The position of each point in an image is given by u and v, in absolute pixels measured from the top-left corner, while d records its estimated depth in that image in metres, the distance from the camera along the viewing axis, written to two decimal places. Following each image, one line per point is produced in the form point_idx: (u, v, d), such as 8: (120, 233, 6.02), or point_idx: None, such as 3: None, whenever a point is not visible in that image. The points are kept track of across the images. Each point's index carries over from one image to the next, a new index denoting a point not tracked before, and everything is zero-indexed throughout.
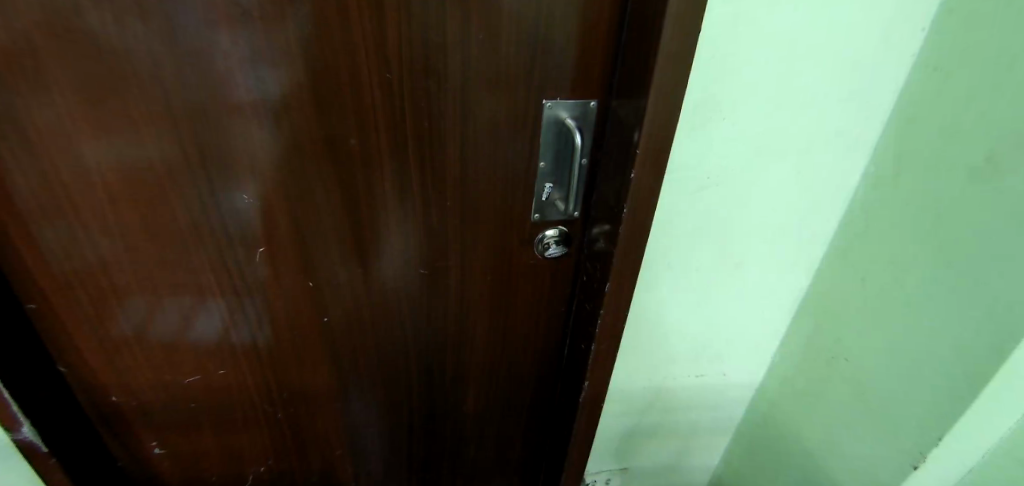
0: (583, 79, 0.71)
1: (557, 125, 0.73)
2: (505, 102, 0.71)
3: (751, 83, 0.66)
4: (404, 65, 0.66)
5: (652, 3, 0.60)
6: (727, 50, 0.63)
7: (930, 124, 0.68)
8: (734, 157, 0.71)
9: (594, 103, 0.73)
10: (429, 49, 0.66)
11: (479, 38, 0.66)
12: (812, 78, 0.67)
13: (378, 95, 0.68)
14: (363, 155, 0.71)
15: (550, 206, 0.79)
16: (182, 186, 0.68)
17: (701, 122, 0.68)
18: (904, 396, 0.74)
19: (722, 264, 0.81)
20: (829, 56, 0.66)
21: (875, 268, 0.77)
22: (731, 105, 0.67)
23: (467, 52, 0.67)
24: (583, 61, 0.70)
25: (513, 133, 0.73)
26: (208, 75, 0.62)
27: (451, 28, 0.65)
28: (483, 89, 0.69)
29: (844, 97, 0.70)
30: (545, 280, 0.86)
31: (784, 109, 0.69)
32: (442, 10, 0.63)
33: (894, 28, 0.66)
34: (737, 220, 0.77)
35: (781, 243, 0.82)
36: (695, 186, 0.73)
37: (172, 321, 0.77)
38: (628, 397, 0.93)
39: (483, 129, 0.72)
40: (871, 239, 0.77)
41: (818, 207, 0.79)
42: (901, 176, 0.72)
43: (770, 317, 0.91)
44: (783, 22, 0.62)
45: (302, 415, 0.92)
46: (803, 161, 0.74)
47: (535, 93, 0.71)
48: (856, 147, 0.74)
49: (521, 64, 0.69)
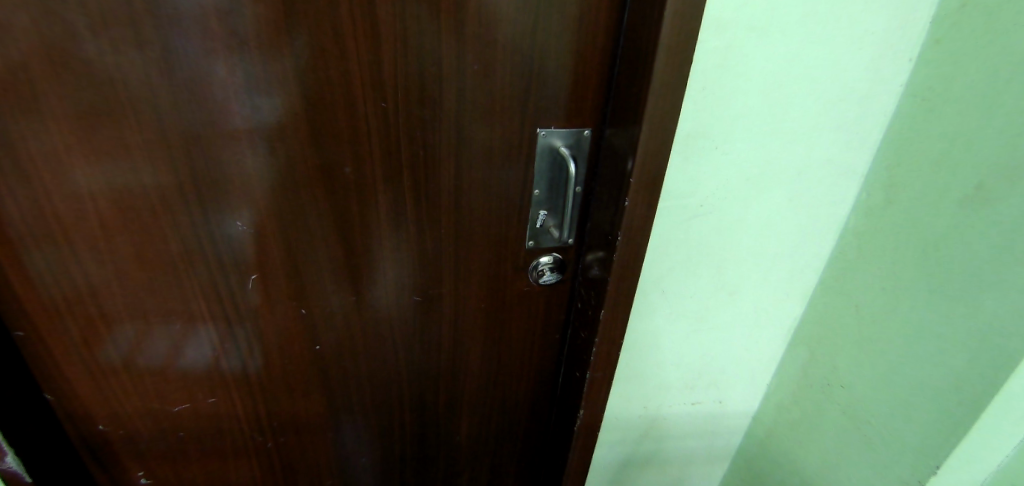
0: (577, 109, 0.72)
1: (551, 153, 0.74)
2: (500, 131, 0.71)
3: (742, 114, 0.67)
4: (399, 95, 0.67)
5: (643, 36, 0.62)
6: (719, 81, 0.64)
7: (918, 155, 0.69)
8: (727, 187, 0.72)
9: (588, 132, 0.73)
10: (424, 79, 0.67)
11: (474, 69, 0.67)
12: (803, 109, 0.68)
13: (373, 124, 0.68)
14: (357, 183, 0.71)
15: (544, 233, 0.79)
16: (175, 214, 0.68)
17: (693, 152, 0.68)
18: (900, 424, 0.74)
19: (716, 292, 0.81)
20: (819, 87, 0.67)
21: (868, 296, 0.77)
22: (724, 135, 0.68)
23: (462, 82, 0.67)
24: (577, 92, 0.71)
25: (507, 161, 0.73)
26: (204, 103, 0.63)
27: (446, 59, 0.66)
28: (478, 118, 0.70)
29: (835, 128, 0.71)
30: (540, 307, 0.86)
31: (775, 140, 0.70)
32: (437, 42, 0.65)
33: (881, 62, 0.67)
34: (730, 248, 0.77)
35: (775, 271, 0.82)
36: (688, 215, 0.73)
37: (161, 349, 0.76)
38: (622, 426, 0.92)
39: (477, 158, 0.72)
40: (863, 267, 0.77)
41: (811, 236, 0.80)
42: (892, 205, 0.73)
43: (766, 346, 0.91)
44: (773, 55, 0.64)
45: (291, 445, 0.90)
46: (795, 190, 0.75)
47: (530, 122, 0.71)
48: (847, 177, 0.75)
49: (515, 94, 0.69)
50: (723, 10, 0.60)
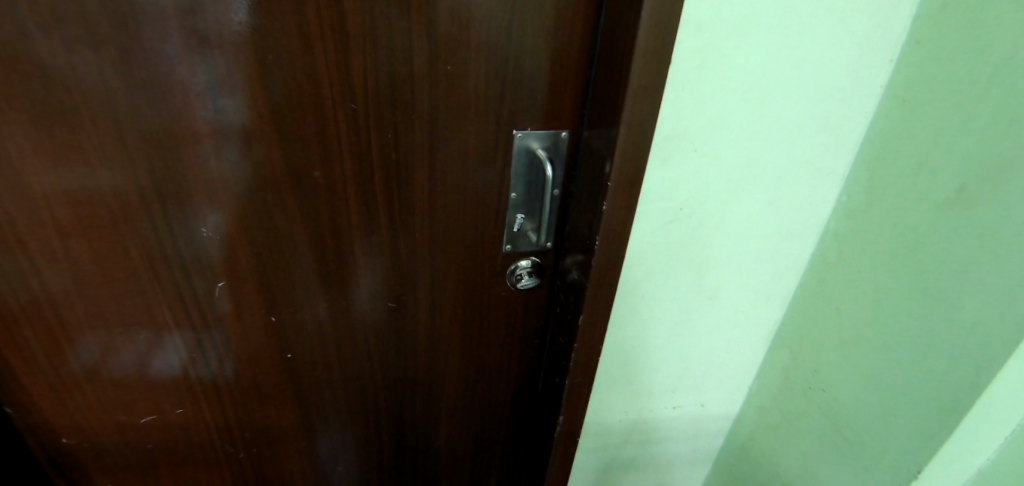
0: (554, 111, 0.70)
1: (528, 155, 0.72)
2: (474, 133, 0.69)
3: (722, 116, 0.65)
4: (370, 96, 0.65)
5: (621, 38, 0.60)
6: (697, 83, 0.63)
7: (898, 157, 0.69)
8: (707, 190, 0.71)
9: (565, 133, 0.71)
10: (395, 80, 0.64)
11: (447, 70, 0.65)
12: (783, 112, 0.67)
13: (343, 126, 0.66)
14: (328, 186, 0.69)
15: (522, 237, 0.77)
16: (137, 220, 0.65)
17: (672, 155, 0.67)
18: (881, 427, 0.74)
19: (696, 296, 0.80)
20: (799, 87, 0.66)
21: (850, 299, 0.76)
22: (703, 137, 0.67)
23: (434, 83, 0.65)
24: (554, 93, 0.69)
25: (483, 163, 0.71)
26: (164, 105, 0.60)
27: (418, 60, 0.64)
28: (452, 120, 0.68)
29: (815, 130, 0.70)
30: (518, 312, 0.84)
31: (756, 143, 0.69)
32: (409, 42, 0.63)
33: (862, 64, 0.66)
34: (710, 251, 0.76)
35: (755, 275, 0.81)
36: (667, 218, 0.71)
37: (126, 359, 0.73)
38: (603, 431, 0.91)
39: (452, 160, 0.70)
40: (844, 271, 0.77)
41: (791, 238, 0.78)
42: (874, 207, 0.72)
43: (747, 350, 0.90)
44: (753, 57, 0.62)
45: (265, 455, 0.88)
46: (775, 193, 0.73)
47: (505, 124, 0.69)
48: (827, 179, 0.74)
49: (490, 96, 0.67)
50: (701, 10, 0.58)
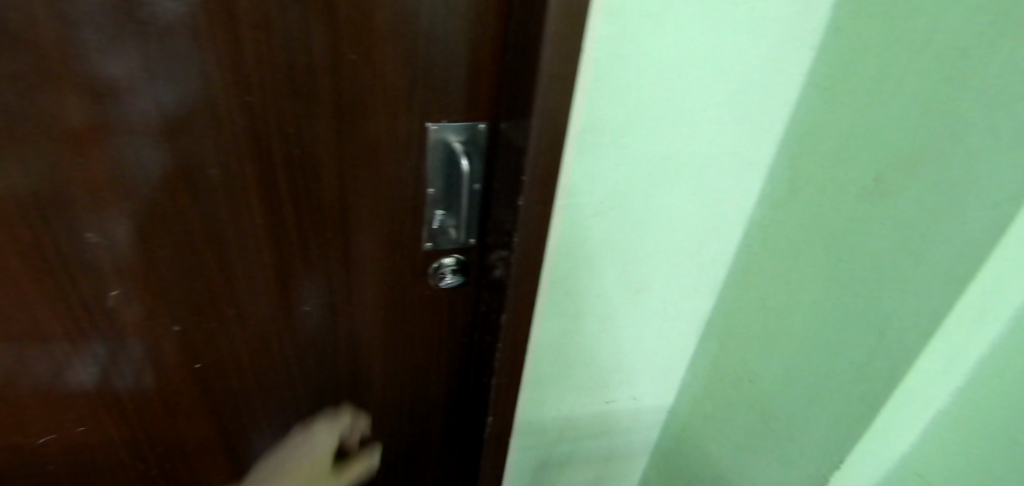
0: (469, 102, 0.67)
1: (444, 149, 0.68)
2: (385, 127, 0.66)
3: (641, 107, 0.64)
4: (267, 88, 0.60)
5: (531, 24, 0.57)
6: (614, 73, 0.60)
7: (818, 146, 0.68)
8: (629, 183, 0.69)
9: (482, 125, 0.68)
10: (294, 70, 0.60)
11: (351, 59, 0.61)
12: (703, 102, 0.66)
13: (239, 120, 0.61)
14: (226, 185, 0.64)
15: (442, 234, 0.74)
16: (6, 226, 0.59)
17: (591, 147, 0.65)
18: (806, 416, 0.74)
19: (624, 290, 0.79)
20: (719, 76, 0.64)
21: (774, 289, 0.76)
22: (623, 129, 0.64)
23: (338, 74, 0.61)
24: (468, 83, 0.65)
25: (395, 158, 0.68)
26: (27, 98, 0.54)
27: (319, 49, 0.59)
28: (360, 113, 0.64)
29: (736, 120, 0.68)
30: (443, 312, 0.81)
31: (677, 134, 0.67)
32: (307, 30, 0.58)
33: (783, 53, 0.65)
34: (636, 245, 0.75)
35: (682, 267, 0.80)
36: (590, 213, 0.70)
37: (11, 375, 0.67)
38: (536, 430, 0.89)
39: (363, 156, 0.67)
40: (767, 261, 0.77)
41: (716, 230, 0.78)
42: (795, 197, 0.72)
43: (677, 342, 0.89)
44: (670, 46, 0.60)
45: (180, 469, 0.83)
46: (698, 184, 0.72)
47: (418, 117, 0.66)
48: (749, 170, 0.73)
49: (399, 87, 0.64)
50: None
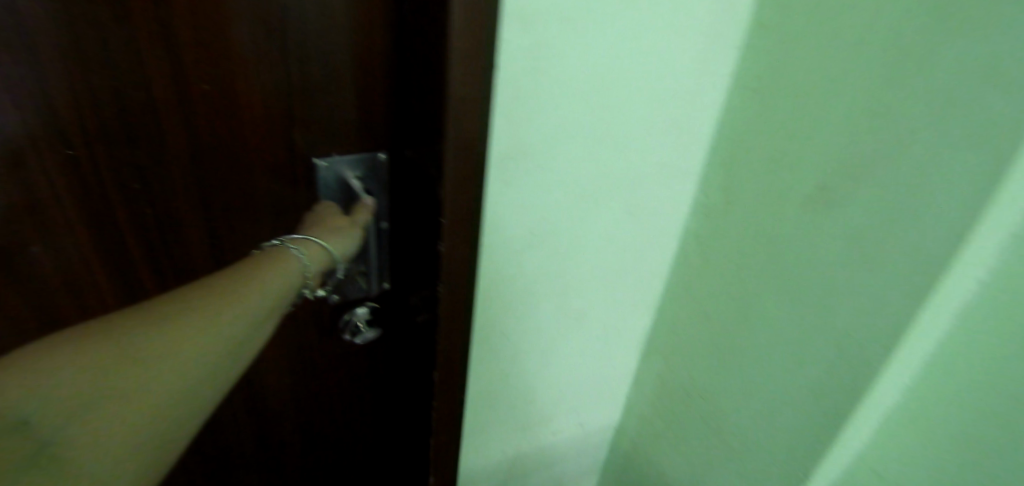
0: (362, 130, 0.56)
1: (340, 187, 0.58)
2: (261, 169, 0.54)
3: (564, 126, 0.55)
4: (95, 136, 0.47)
5: (424, 39, 0.47)
6: (532, 90, 0.52)
7: (753, 148, 0.62)
8: (559, 210, 0.61)
9: (383, 155, 0.58)
10: (128, 111, 0.47)
11: (204, 89, 0.49)
12: (631, 113, 0.59)
13: (61, 182, 0.48)
14: (58, 262, 0.51)
15: (349, 284, 0.63)
16: None
17: (513, 176, 0.56)
18: (760, 437, 0.69)
19: (563, 321, 0.71)
20: (645, 83, 0.57)
21: (716, 302, 0.71)
22: (544, 151, 0.56)
23: (190, 110, 0.49)
24: (358, 109, 0.55)
25: (280, 206, 0.57)
26: None
27: (157, 81, 0.47)
28: (226, 156, 0.53)
29: (664, 130, 0.62)
30: (361, 365, 0.72)
31: (605, 151, 0.60)
32: (137, 58, 0.46)
33: (710, 52, 0.59)
34: (572, 274, 0.67)
35: (619, 290, 0.74)
36: (518, 247, 0.61)
37: None
38: (480, 474, 0.82)
39: (236, 205, 0.55)
40: (705, 273, 0.71)
41: (652, 246, 0.72)
42: (732, 206, 0.66)
43: (620, 361, 0.84)
44: (592, 55, 0.52)
45: None
46: (631, 202, 0.66)
47: (301, 152, 0.55)
48: (682, 179, 0.68)
49: (272, 119, 0.53)
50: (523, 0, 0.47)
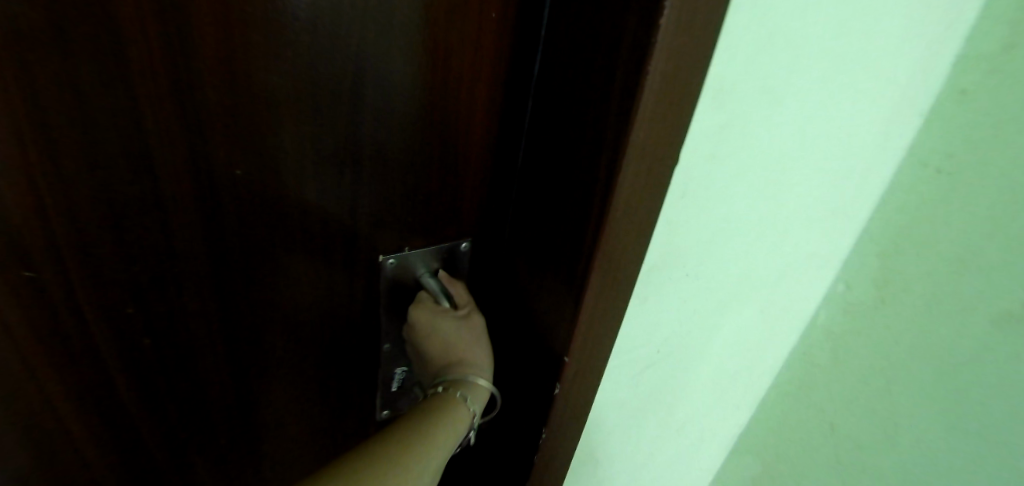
0: (444, 217, 0.42)
1: (408, 286, 0.44)
2: (309, 273, 0.39)
3: (727, 220, 0.40)
4: (71, 250, 0.31)
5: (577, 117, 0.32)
6: (705, 180, 0.36)
7: (927, 241, 0.49)
8: (694, 318, 0.46)
9: (466, 244, 0.44)
10: (122, 210, 0.31)
11: (239, 173, 0.33)
12: (794, 198, 0.45)
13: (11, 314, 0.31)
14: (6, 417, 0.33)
15: (403, 396, 0.50)
16: None
17: (657, 289, 0.40)
18: None
19: (663, 433, 0.57)
20: (816, 166, 0.44)
21: (843, 411, 0.59)
22: (697, 255, 0.41)
23: (214, 203, 0.33)
24: (445, 189, 0.40)
25: (330, 315, 0.42)
26: None
27: (169, 164, 0.31)
28: (263, 258, 0.37)
29: (821, 217, 0.49)
30: None
31: (757, 246, 0.46)
32: (140, 133, 0.30)
33: (895, 118, 0.46)
34: (685, 384, 0.53)
35: (728, 392, 0.61)
36: (640, 367, 0.46)
37: None
38: None
39: (273, 320, 0.40)
40: (830, 375, 0.60)
41: (773, 343, 0.59)
42: (885, 305, 0.54)
43: (708, 458, 0.72)
44: (778, 130, 0.38)
45: None
46: (767, 300, 0.53)
47: (364, 249, 0.40)
48: (822, 269, 0.55)
49: (330, 206, 0.37)
50: (734, 54, 0.31)
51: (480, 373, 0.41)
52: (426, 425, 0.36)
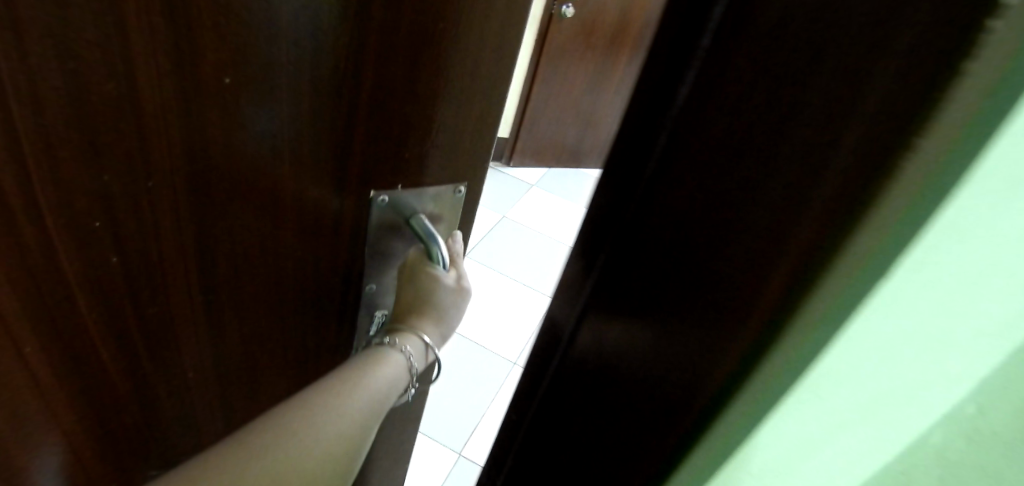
0: (439, 153, 0.41)
1: (401, 230, 0.43)
2: (292, 200, 0.37)
3: (882, 357, 0.23)
4: (39, 154, 0.27)
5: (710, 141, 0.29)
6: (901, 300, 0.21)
7: None
8: (777, 469, 0.29)
9: (462, 189, 0.45)
10: (101, 113, 0.27)
11: (228, 80, 0.30)
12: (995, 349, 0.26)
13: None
14: None
15: None
16: None
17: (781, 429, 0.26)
18: None
19: None
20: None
21: None
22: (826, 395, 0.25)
23: (197, 113, 0.30)
24: (441, 127, 0.39)
25: (315, 245, 0.41)
26: None
27: (152, 63, 0.27)
28: (248, 178, 0.34)
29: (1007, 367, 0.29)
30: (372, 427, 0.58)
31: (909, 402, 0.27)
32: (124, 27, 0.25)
33: None
34: None
35: None
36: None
37: None
38: None
39: (256, 245, 0.38)
40: None
41: None
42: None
43: None
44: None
45: None
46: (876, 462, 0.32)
47: (353, 180, 0.38)
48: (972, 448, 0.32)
49: (323, 124, 0.34)
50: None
51: (426, 326, 0.45)
52: (365, 361, 0.42)
